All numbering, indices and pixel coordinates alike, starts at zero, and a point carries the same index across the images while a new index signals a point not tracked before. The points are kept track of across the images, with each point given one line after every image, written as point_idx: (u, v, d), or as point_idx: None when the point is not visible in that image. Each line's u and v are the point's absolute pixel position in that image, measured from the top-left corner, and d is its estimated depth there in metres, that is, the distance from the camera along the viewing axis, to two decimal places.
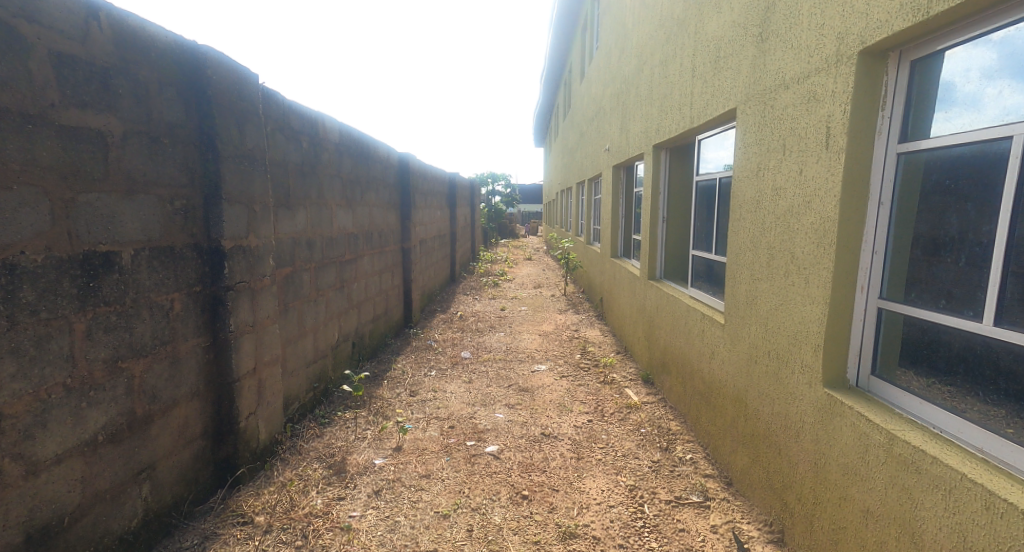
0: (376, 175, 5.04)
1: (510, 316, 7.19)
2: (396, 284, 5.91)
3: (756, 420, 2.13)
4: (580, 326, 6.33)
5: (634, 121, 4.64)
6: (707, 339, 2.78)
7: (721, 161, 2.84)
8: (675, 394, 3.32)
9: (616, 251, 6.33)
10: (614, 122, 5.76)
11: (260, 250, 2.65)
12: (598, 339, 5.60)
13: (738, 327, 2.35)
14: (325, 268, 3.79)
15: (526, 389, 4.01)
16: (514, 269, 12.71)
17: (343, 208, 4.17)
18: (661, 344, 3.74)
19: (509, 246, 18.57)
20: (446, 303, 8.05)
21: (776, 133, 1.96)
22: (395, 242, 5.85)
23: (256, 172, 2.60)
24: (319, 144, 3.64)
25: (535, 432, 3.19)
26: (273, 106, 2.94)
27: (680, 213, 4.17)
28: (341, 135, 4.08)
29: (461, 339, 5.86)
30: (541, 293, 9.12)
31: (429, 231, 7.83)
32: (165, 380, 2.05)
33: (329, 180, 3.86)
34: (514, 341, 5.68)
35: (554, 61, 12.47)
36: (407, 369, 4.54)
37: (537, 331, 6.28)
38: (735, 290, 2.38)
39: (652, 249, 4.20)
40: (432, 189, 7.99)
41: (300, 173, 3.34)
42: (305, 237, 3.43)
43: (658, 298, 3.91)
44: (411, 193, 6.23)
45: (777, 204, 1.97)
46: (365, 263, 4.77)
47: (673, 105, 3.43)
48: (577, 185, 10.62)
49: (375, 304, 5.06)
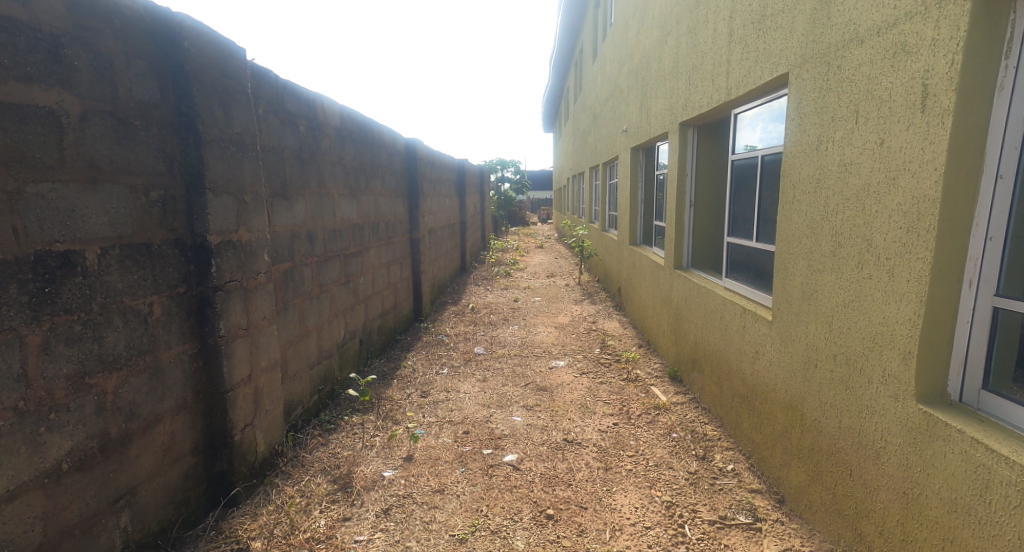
0: (381, 163, 4.77)
1: (524, 308, 6.93)
2: (406, 277, 5.67)
3: (816, 434, 1.87)
4: (597, 318, 6.06)
5: (657, 98, 4.32)
6: (749, 336, 2.51)
7: (765, 136, 2.54)
8: (709, 394, 3.05)
9: (635, 238, 6.03)
10: (633, 101, 5.43)
11: (253, 245, 2.40)
12: (617, 332, 5.32)
13: (790, 325, 2.08)
14: (329, 262, 3.55)
15: (544, 389, 3.76)
16: (525, 258, 12.42)
17: (347, 198, 3.92)
18: (690, 340, 3.47)
19: (520, 235, 18.25)
20: (457, 294, 7.80)
21: (848, 99, 1.66)
22: (403, 233, 5.60)
23: (247, 157, 2.35)
24: (319, 128, 3.39)
25: (556, 438, 2.94)
26: (266, 85, 2.68)
27: (708, 196, 3.87)
28: (343, 119, 3.82)
29: (473, 333, 5.61)
30: (554, 283, 8.85)
31: (438, 220, 7.56)
32: (145, 394, 1.82)
33: (331, 167, 3.60)
34: (529, 335, 5.42)
35: (564, 42, 12.06)
36: (418, 367, 4.31)
37: (552, 323, 6.01)
38: (785, 283, 2.10)
39: (678, 235, 3.91)
40: (440, 176, 7.72)
41: (299, 160, 3.09)
42: (305, 229, 3.19)
43: (686, 288, 3.63)
44: (419, 181, 5.97)
45: (848, 183, 1.68)
46: (372, 256, 4.54)
47: (705, 76, 3.12)
48: (590, 171, 10.28)
49: (383, 299, 4.83)
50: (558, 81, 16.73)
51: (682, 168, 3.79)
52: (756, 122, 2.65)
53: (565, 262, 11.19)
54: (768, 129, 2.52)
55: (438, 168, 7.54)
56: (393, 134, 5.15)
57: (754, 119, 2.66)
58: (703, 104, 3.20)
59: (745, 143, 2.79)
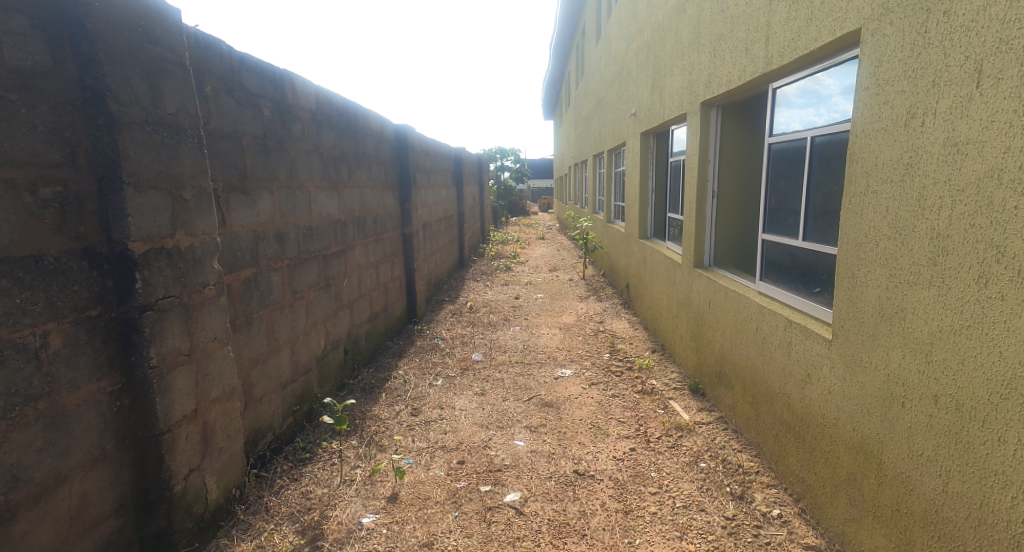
0: (367, 151, 4.36)
1: (525, 306, 6.51)
2: (398, 276, 5.27)
3: (902, 491, 1.46)
4: (605, 317, 5.65)
5: (674, 76, 3.88)
6: (795, 354, 2.10)
7: (814, 113, 2.12)
8: (742, 415, 2.65)
9: (645, 231, 5.60)
10: (644, 81, 4.98)
11: (197, 252, 1.98)
12: (628, 334, 4.91)
13: (858, 348, 1.67)
14: (305, 264, 3.15)
15: (550, 404, 3.36)
16: (526, 250, 11.99)
17: (326, 191, 3.51)
18: (715, 349, 3.07)
19: (520, 225, 17.79)
20: (455, 291, 7.39)
21: (968, 56, 1.24)
22: (394, 228, 5.19)
23: (186, 145, 1.92)
24: (289, 112, 2.97)
25: (565, 470, 2.54)
26: (215, 59, 2.25)
27: (732, 187, 3.46)
28: (319, 102, 3.38)
29: (472, 335, 5.20)
30: (557, 277, 8.45)
31: (433, 213, 7.13)
32: (36, 451, 1.42)
33: (305, 156, 3.19)
34: (532, 338, 5.01)
35: (565, 23, 11.54)
36: (410, 378, 3.91)
37: (557, 324, 5.60)
38: (851, 295, 1.70)
39: (699, 230, 3.50)
40: (435, 166, 7.27)
41: (264, 150, 2.68)
42: (272, 229, 2.76)
43: (708, 289, 3.23)
44: (411, 171, 5.55)
45: (964, 170, 1.25)
46: (359, 254, 4.14)
47: (736, 46, 2.68)
48: (594, 159, 9.82)
49: (373, 300, 4.43)
50: (559, 67, 16.21)
51: (704, 155, 3.39)
52: (801, 97, 2.23)
53: (568, 254, 10.75)
54: (817, 105, 2.10)
55: (432, 156, 7.10)
56: (381, 119, 4.72)
57: (798, 93, 2.25)
58: (732, 79, 2.78)
59: (785, 123, 2.38)
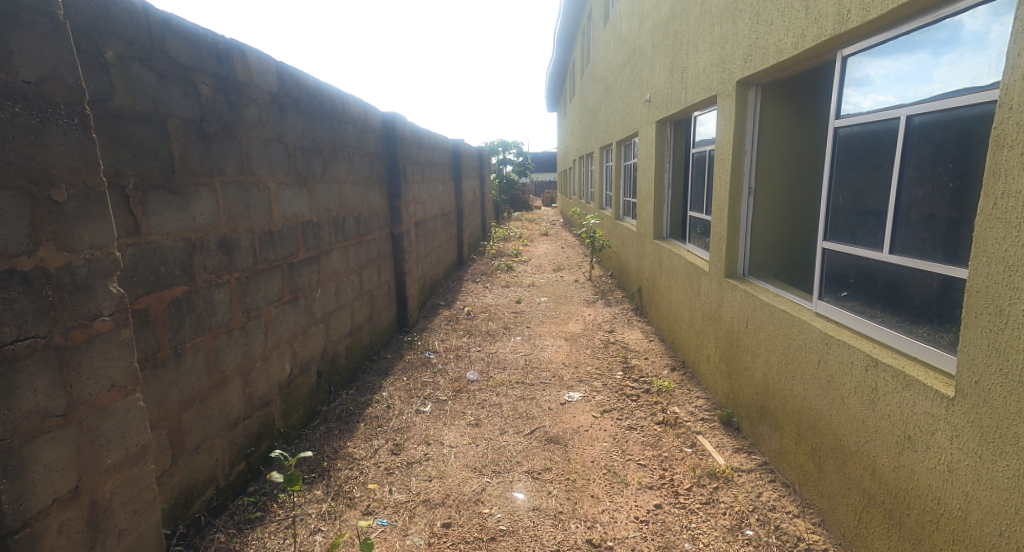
0: (346, 142, 3.84)
1: (527, 312, 6.00)
2: (386, 281, 4.77)
3: None
4: (615, 327, 5.16)
5: (701, 53, 3.35)
6: (883, 405, 1.60)
7: (882, 94, 1.84)
8: (795, 466, 2.15)
9: (660, 232, 5.08)
10: (662, 62, 4.47)
11: (85, 271, 1.44)
12: (642, 348, 4.40)
13: (1009, 417, 1.20)
14: (264, 276, 2.65)
15: (556, 440, 2.87)
16: (528, 247, 11.47)
17: (293, 189, 3.01)
18: (755, 379, 2.56)
19: (522, 220, 17.27)
20: (451, 294, 6.89)
21: None
22: (380, 228, 4.68)
23: (66, 125, 1.40)
24: (239, 92, 2.43)
25: (576, 539, 2.05)
26: (121, 16, 1.73)
27: (772, 183, 2.96)
28: (281, 81, 2.84)
29: (468, 347, 4.71)
30: (562, 278, 7.95)
31: (428, 210, 6.61)
32: None
33: (264, 147, 2.67)
34: (535, 351, 4.51)
35: (571, 8, 10.95)
36: (394, 404, 3.41)
37: (562, 333, 5.10)
38: (993, 340, 1.23)
39: (732, 233, 3.00)
40: (429, 158, 6.75)
41: (203, 138, 2.17)
42: (216, 234, 2.26)
43: (745, 305, 2.72)
44: (400, 164, 5.03)
45: None
46: (336, 258, 3.65)
47: (794, 5, 2.17)
48: (601, 152, 9.27)
49: (354, 311, 3.94)
50: (564, 56, 15.63)
51: (739, 144, 2.88)
52: (863, 75, 1.94)
53: (573, 253, 10.24)
54: (888, 86, 1.82)
55: (427, 149, 6.59)
56: (362, 106, 4.19)
57: (861, 70, 1.94)
58: (785, 48, 2.25)
59: (874, 102, 1.88)
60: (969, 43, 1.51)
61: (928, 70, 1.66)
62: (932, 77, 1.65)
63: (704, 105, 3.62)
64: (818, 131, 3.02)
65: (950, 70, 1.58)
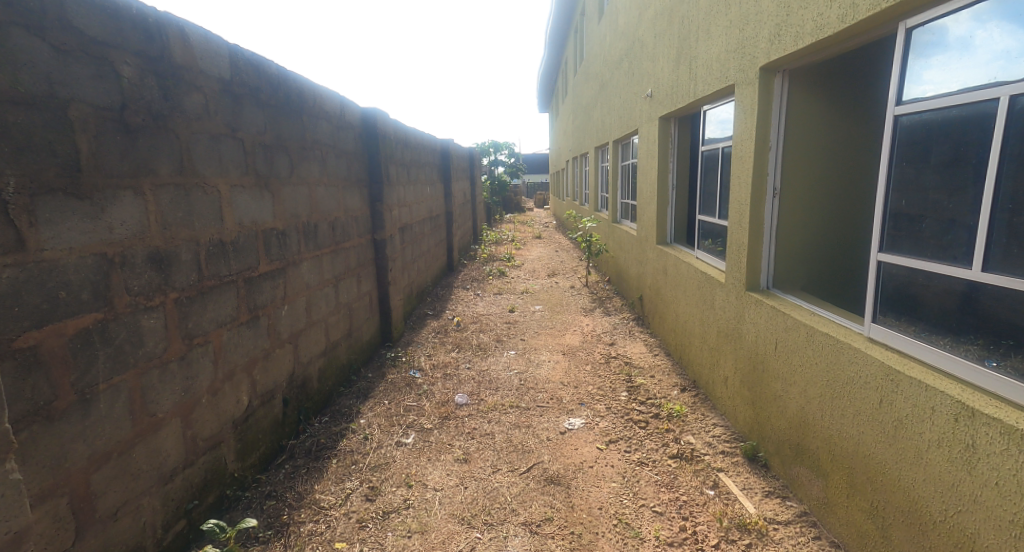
0: (316, 140, 3.44)
1: (521, 323, 5.64)
2: (367, 293, 4.39)
3: None
4: (615, 339, 4.81)
5: (714, 38, 3.00)
6: (989, 470, 1.28)
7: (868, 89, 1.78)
8: (847, 523, 1.80)
9: (664, 237, 4.73)
10: (666, 53, 4.14)
11: None
12: (647, 364, 4.05)
13: None
14: (213, 294, 2.26)
15: (556, 480, 2.51)
16: (522, 251, 11.11)
17: (252, 192, 2.61)
18: (789, 412, 2.20)
19: (515, 223, 16.91)
20: (440, 303, 6.51)
21: None
22: (359, 234, 4.29)
23: None
24: (178, 77, 2.04)
25: None
26: None
27: (800, 183, 2.60)
28: (235, 66, 2.45)
29: (457, 363, 4.33)
30: (557, 284, 7.60)
31: (414, 214, 6.23)
32: None
33: (212, 143, 2.27)
34: (530, 367, 4.15)
35: (564, 4, 10.60)
36: (373, 435, 3.04)
37: (559, 347, 4.75)
38: None
39: (754, 240, 2.64)
40: (416, 159, 6.37)
41: (126, 131, 1.78)
42: (149, 248, 1.87)
43: (774, 325, 2.37)
44: (380, 165, 4.63)
45: None
46: (306, 270, 3.25)
47: None
48: (596, 152, 8.92)
49: (329, 328, 3.55)
50: (557, 55, 15.30)
51: (762, 139, 2.52)
52: None
53: (567, 257, 9.91)
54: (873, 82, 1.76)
55: (413, 149, 6.21)
56: (336, 100, 3.79)
57: None
58: (827, 22, 1.90)
59: (942, 83, 1.53)
60: (958, 47, 1.48)
61: (915, 71, 1.62)
62: (921, 78, 1.61)
63: (716, 98, 3.27)
64: (849, 125, 2.67)
65: (939, 72, 1.55)
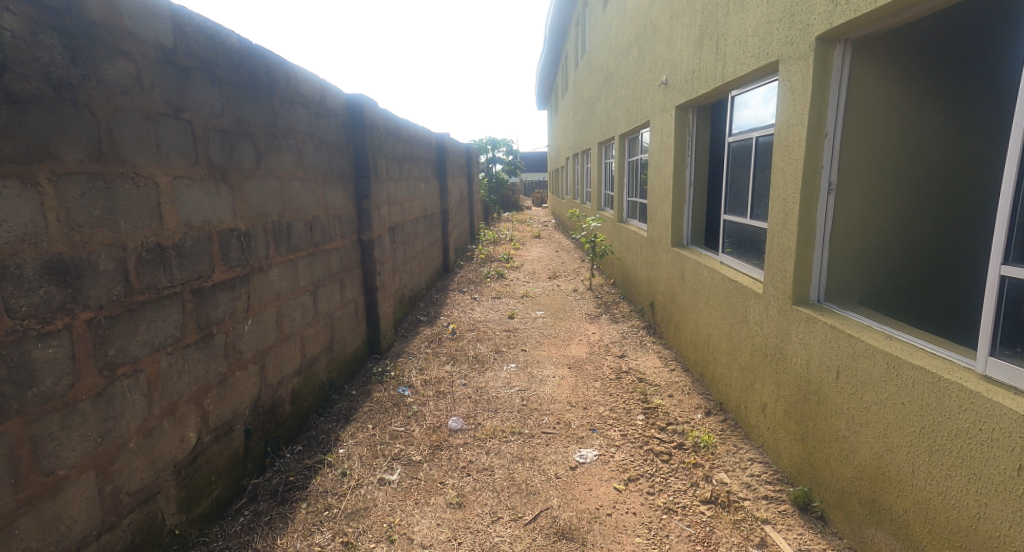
0: (289, 128, 3.01)
1: (522, 331, 5.23)
2: (350, 300, 3.97)
3: None
4: (625, 351, 4.40)
5: (752, 10, 2.59)
6: None
7: None
8: None
9: (680, 239, 4.33)
10: (685, 34, 3.74)
11: None
12: (662, 381, 3.64)
13: None
14: (152, 309, 1.84)
15: (567, 533, 2.11)
16: (521, 251, 10.71)
17: (204, 186, 2.18)
18: (856, 457, 1.79)
19: (513, 221, 16.49)
20: (435, 308, 6.09)
21: None
22: (341, 235, 3.86)
23: None
24: (94, 37, 1.62)
25: None
26: None
27: (865, 177, 2.16)
28: (179, 31, 2.02)
29: (451, 378, 3.92)
30: (559, 288, 7.20)
31: (406, 212, 5.82)
32: None
33: (145, 125, 1.83)
34: (533, 384, 3.74)
35: None
36: (352, 471, 2.62)
37: (564, 359, 4.34)
38: None
39: (804, 245, 2.24)
40: (408, 153, 5.95)
41: (8, 99, 1.37)
42: (48, 254, 1.45)
43: (831, 348, 1.96)
44: (365, 158, 4.21)
45: None
46: (275, 277, 2.82)
47: None
48: (600, 149, 8.51)
49: (304, 343, 3.13)
50: (558, 49, 14.86)
51: (817, 126, 2.12)
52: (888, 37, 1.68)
53: (569, 258, 9.51)
54: None
55: (405, 142, 5.78)
56: (314, 84, 3.37)
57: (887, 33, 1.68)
58: None
59: None
60: None
61: None
62: None
63: (750, 81, 2.86)
64: (930, 109, 2.22)
65: None
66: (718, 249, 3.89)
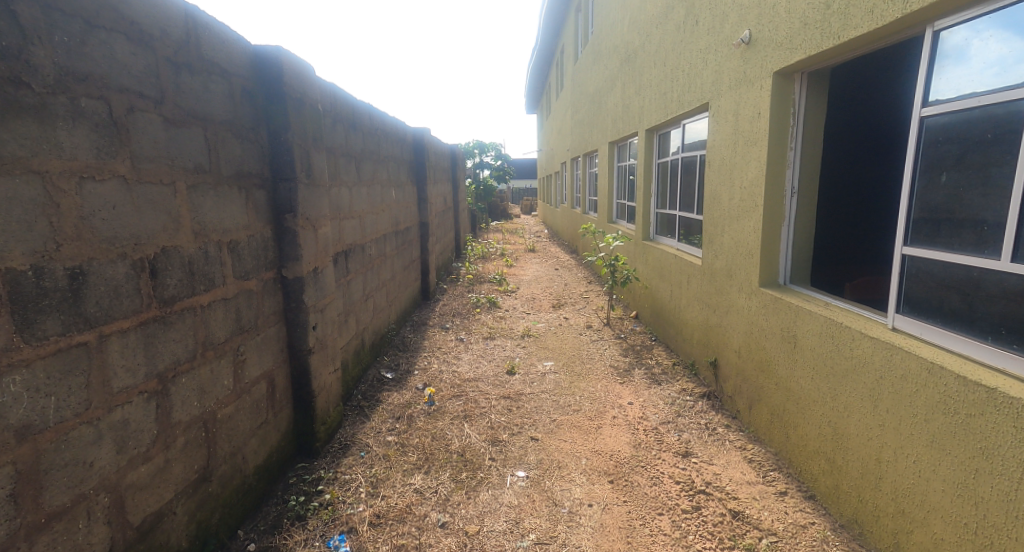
0: (77, 73, 1.49)
1: (528, 399, 3.75)
2: (255, 382, 2.46)
3: None
4: (688, 446, 2.95)
5: None
6: None
7: None
8: None
9: (772, 277, 2.90)
10: None
11: None
12: (784, 529, 2.18)
13: None
14: None
15: None
16: (516, 269, 9.24)
17: None
18: None
19: (505, 232, 15.04)
20: (409, 358, 4.59)
21: None
22: (240, 276, 2.36)
23: None
24: None
25: None
26: None
27: None
28: None
29: (423, 512, 2.42)
30: (567, 322, 5.75)
31: (368, 230, 4.34)
32: None
33: None
34: (559, 531, 2.27)
35: None
36: None
37: (597, 460, 2.87)
38: None
39: None
40: (371, 150, 4.48)
41: None
42: None
43: None
44: (289, 148, 2.68)
45: None
46: (26, 395, 1.33)
47: None
48: (612, 150, 7.09)
49: (127, 502, 1.62)
50: (553, 44, 13.51)
51: None
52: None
53: (573, 279, 8.07)
54: None
55: (363, 134, 4.25)
56: (170, 10, 1.87)
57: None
58: None
59: None
60: None
61: None
62: None
63: None
64: None
65: None
66: (841, 298, 2.50)
